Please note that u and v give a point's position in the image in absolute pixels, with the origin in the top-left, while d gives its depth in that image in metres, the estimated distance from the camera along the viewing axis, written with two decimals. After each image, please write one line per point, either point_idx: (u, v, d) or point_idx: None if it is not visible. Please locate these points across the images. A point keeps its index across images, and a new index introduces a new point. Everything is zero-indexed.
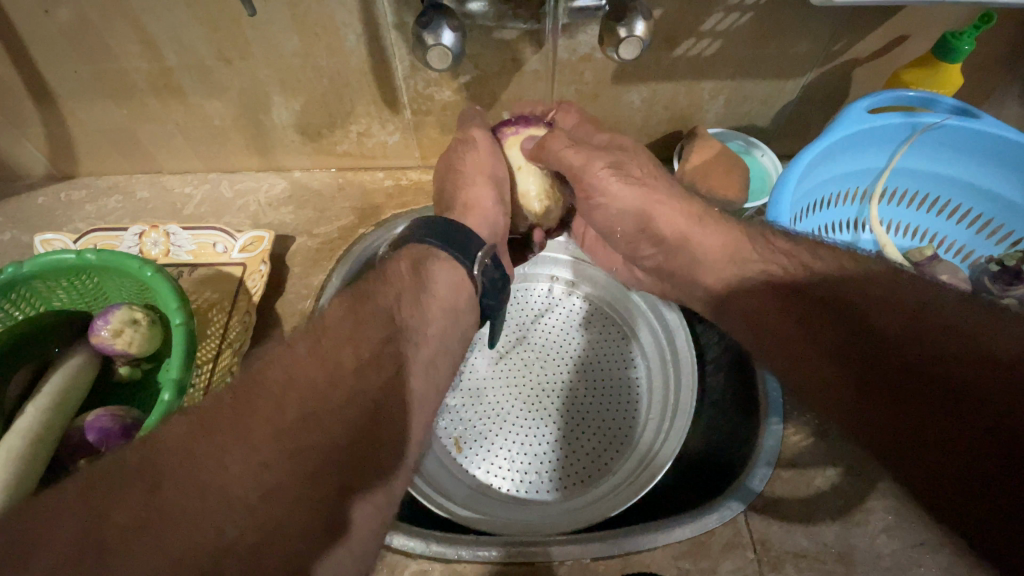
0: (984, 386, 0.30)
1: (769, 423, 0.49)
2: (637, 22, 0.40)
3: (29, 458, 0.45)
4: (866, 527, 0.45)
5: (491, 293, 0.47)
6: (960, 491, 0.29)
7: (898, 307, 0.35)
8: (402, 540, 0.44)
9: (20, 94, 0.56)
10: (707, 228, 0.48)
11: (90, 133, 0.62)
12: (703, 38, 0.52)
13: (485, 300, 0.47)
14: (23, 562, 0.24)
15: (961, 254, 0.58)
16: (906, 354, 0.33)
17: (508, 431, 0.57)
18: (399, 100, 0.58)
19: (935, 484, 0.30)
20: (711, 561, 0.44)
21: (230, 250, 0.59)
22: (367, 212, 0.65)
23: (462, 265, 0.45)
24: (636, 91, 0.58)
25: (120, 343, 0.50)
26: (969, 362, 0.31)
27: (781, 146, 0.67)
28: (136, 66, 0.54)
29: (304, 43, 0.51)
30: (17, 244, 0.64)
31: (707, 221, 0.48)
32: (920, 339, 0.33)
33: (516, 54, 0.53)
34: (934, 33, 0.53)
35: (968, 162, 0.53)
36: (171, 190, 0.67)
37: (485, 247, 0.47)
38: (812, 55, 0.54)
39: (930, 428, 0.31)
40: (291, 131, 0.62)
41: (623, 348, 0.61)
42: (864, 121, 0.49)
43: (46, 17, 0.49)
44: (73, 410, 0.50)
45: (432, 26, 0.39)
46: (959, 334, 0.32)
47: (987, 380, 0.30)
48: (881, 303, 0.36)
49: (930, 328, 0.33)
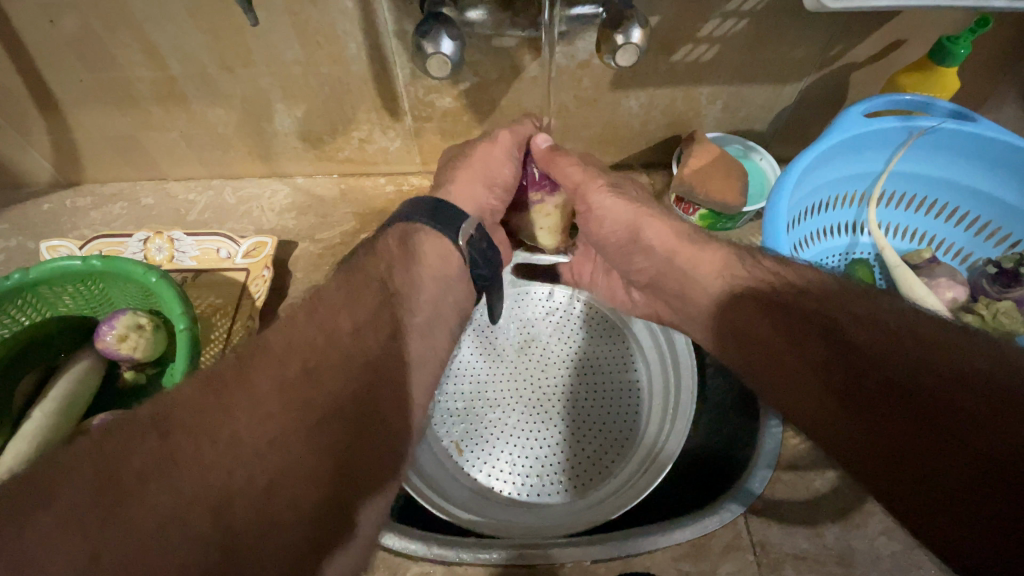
0: (958, 390, 0.30)
1: (768, 426, 0.49)
2: (634, 29, 0.41)
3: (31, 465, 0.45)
4: (866, 530, 0.45)
5: (483, 265, 0.46)
6: (941, 497, 0.29)
7: (882, 313, 0.35)
8: (404, 543, 0.45)
9: (26, 104, 0.57)
10: (717, 242, 0.47)
11: (95, 141, 0.63)
12: (701, 43, 0.52)
13: (478, 271, 0.46)
14: None
15: (959, 257, 0.58)
16: (880, 358, 0.33)
17: (509, 434, 0.57)
18: (399, 107, 0.59)
19: (917, 490, 0.30)
20: (710, 564, 0.44)
21: (233, 256, 0.60)
22: (369, 217, 0.66)
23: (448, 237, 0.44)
24: (634, 97, 0.58)
25: (125, 348, 0.51)
26: (941, 367, 0.31)
27: (779, 150, 0.68)
28: (141, 75, 0.54)
29: (306, 51, 0.52)
30: (24, 251, 0.65)
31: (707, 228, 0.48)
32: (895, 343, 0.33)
33: (515, 61, 0.53)
34: (931, 38, 0.53)
35: (965, 165, 0.53)
36: (175, 197, 0.68)
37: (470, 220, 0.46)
38: (808, 60, 0.55)
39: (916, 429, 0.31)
40: (293, 138, 0.63)
41: (623, 352, 0.62)
42: (861, 126, 0.50)
43: (52, 28, 0.50)
44: (79, 413, 0.51)
45: (432, 35, 0.40)
46: (935, 340, 0.33)
47: (960, 385, 0.30)
48: (861, 306, 0.36)
49: (907, 333, 0.34)
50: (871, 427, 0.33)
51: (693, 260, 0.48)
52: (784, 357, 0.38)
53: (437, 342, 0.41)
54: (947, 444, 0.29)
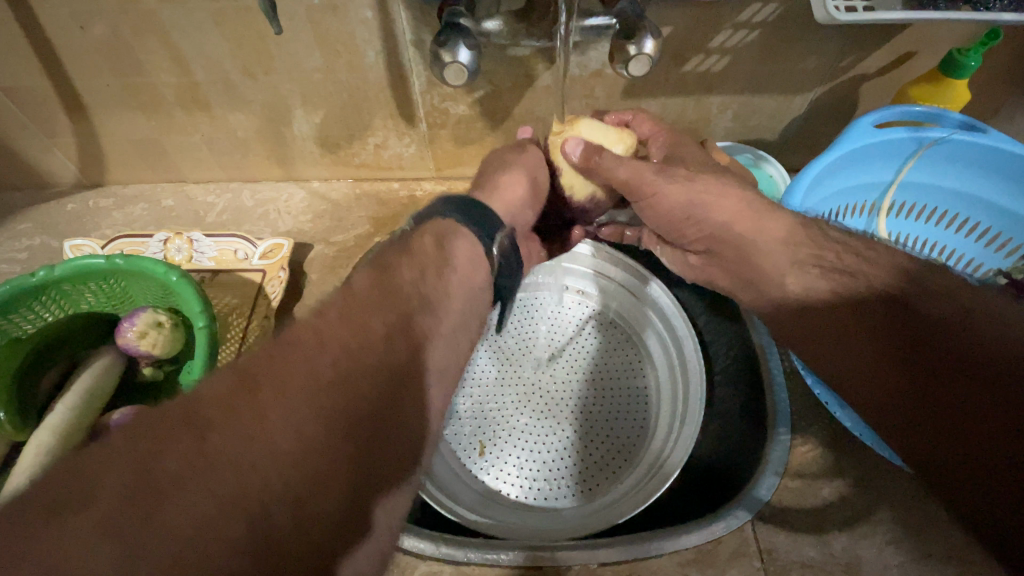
0: (980, 395, 0.32)
1: (777, 433, 0.49)
2: (646, 40, 0.42)
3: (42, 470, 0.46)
4: (873, 539, 0.45)
5: (507, 272, 0.46)
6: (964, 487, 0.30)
7: (923, 317, 0.36)
8: (412, 542, 0.45)
9: (54, 107, 0.59)
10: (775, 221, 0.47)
11: (118, 143, 0.65)
12: (713, 54, 0.53)
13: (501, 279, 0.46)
14: None
15: (970, 267, 0.58)
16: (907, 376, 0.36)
17: (518, 438, 0.58)
18: (415, 114, 0.60)
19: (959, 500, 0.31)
20: (717, 569, 0.44)
21: (250, 257, 0.61)
22: (383, 221, 0.67)
23: (481, 243, 0.44)
24: (646, 106, 0.59)
25: (144, 345, 0.52)
26: (971, 371, 0.33)
27: (789, 160, 0.68)
28: (165, 80, 0.56)
29: (325, 59, 0.54)
30: (47, 249, 0.67)
31: (729, 216, 0.47)
32: (927, 345, 0.35)
33: (529, 70, 0.54)
34: (942, 49, 0.54)
35: (977, 177, 0.53)
36: (194, 199, 0.70)
37: (503, 229, 0.46)
38: (819, 71, 0.55)
39: (937, 436, 0.33)
40: (310, 143, 0.64)
41: (632, 359, 0.62)
42: (872, 135, 0.50)
43: (82, 33, 0.52)
44: (99, 408, 0.52)
45: (450, 44, 0.41)
46: (958, 350, 0.34)
47: (985, 384, 0.32)
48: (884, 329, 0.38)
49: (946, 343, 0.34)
50: (907, 433, 0.35)
51: (771, 249, 0.46)
52: (838, 364, 0.41)
53: None
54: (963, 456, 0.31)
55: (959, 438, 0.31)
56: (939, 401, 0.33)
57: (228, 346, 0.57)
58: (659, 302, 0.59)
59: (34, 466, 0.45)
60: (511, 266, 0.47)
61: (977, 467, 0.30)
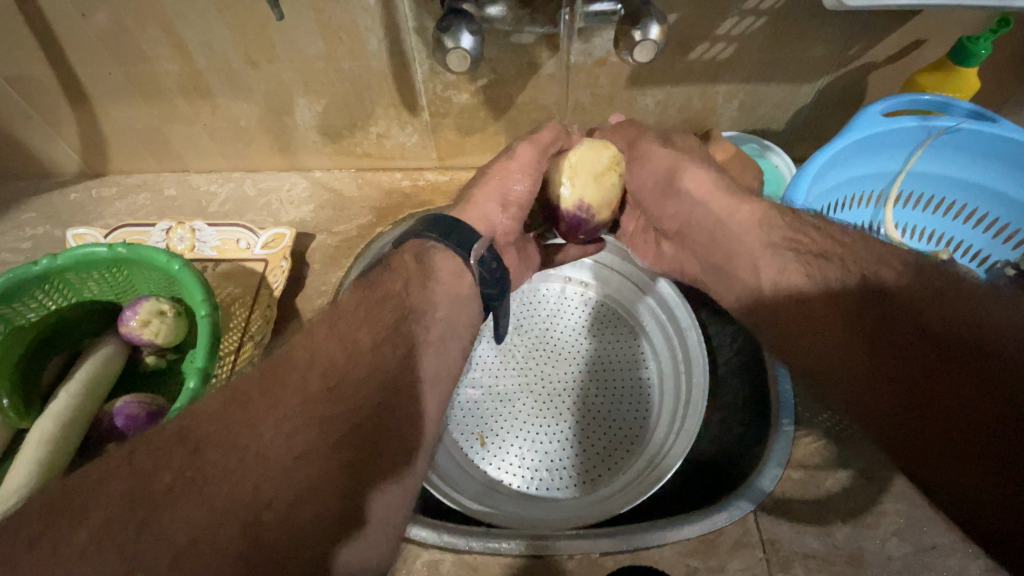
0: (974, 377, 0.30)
1: (781, 424, 0.50)
2: (652, 26, 0.41)
3: (47, 457, 0.46)
4: (877, 530, 0.44)
5: (494, 284, 0.45)
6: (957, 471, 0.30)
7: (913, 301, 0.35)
8: (415, 530, 0.45)
9: (56, 95, 0.59)
10: (782, 210, 0.46)
11: (121, 132, 0.64)
12: (718, 42, 0.53)
13: (488, 290, 0.45)
14: (52, 540, 0.24)
15: (977, 258, 0.57)
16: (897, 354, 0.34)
17: (519, 429, 0.58)
18: (418, 103, 0.60)
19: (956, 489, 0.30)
20: (718, 560, 0.44)
21: (252, 247, 0.61)
22: (385, 211, 0.67)
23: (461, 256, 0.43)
24: (650, 95, 0.59)
25: (147, 334, 0.52)
26: (947, 364, 0.31)
27: (795, 150, 0.67)
28: (167, 69, 0.56)
29: (328, 47, 0.53)
30: (50, 238, 0.66)
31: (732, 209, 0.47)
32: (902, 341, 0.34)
33: (533, 58, 0.54)
34: (951, 38, 0.53)
35: (984, 166, 0.52)
36: (198, 188, 0.70)
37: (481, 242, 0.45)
38: (828, 59, 0.55)
39: (928, 419, 0.31)
40: (313, 132, 0.64)
41: (634, 350, 0.62)
42: (880, 124, 0.50)
43: (84, 21, 0.51)
44: (103, 396, 0.52)
45: (452, 31, 0.41)
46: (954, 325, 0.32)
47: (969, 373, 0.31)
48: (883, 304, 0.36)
49: (928, 333, 0.33)
50: (897, 416, 0.33)
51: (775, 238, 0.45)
52: None
53: (448, 335, 0.41)
54: (957, 440, 0.30)
55: (955, 420, 0.30)
56: (932, 383, 0.32)
57: (231, 336, 0.57)
58: (663, 294, 0.59)
59: (37, 453, 0.46)
60: (497, 277, 0.45)
61: (966, 452, 0.29)
